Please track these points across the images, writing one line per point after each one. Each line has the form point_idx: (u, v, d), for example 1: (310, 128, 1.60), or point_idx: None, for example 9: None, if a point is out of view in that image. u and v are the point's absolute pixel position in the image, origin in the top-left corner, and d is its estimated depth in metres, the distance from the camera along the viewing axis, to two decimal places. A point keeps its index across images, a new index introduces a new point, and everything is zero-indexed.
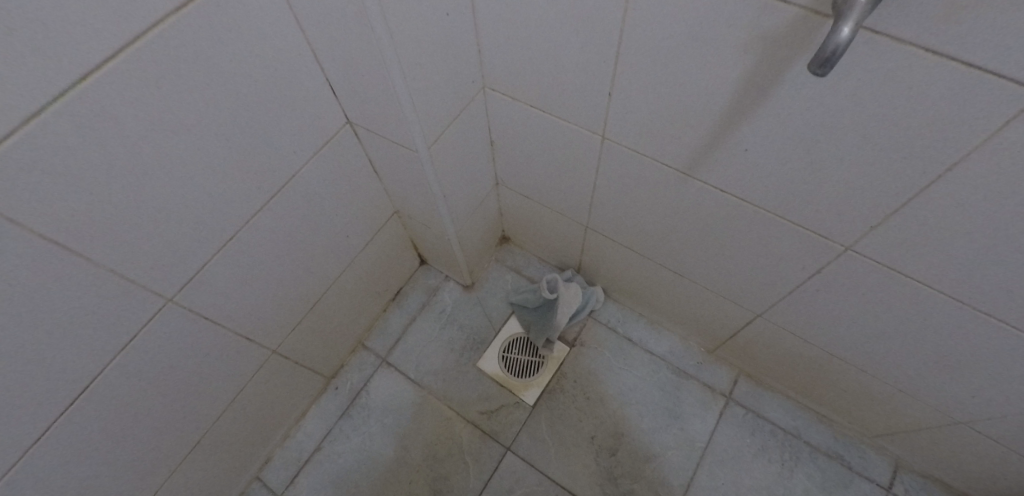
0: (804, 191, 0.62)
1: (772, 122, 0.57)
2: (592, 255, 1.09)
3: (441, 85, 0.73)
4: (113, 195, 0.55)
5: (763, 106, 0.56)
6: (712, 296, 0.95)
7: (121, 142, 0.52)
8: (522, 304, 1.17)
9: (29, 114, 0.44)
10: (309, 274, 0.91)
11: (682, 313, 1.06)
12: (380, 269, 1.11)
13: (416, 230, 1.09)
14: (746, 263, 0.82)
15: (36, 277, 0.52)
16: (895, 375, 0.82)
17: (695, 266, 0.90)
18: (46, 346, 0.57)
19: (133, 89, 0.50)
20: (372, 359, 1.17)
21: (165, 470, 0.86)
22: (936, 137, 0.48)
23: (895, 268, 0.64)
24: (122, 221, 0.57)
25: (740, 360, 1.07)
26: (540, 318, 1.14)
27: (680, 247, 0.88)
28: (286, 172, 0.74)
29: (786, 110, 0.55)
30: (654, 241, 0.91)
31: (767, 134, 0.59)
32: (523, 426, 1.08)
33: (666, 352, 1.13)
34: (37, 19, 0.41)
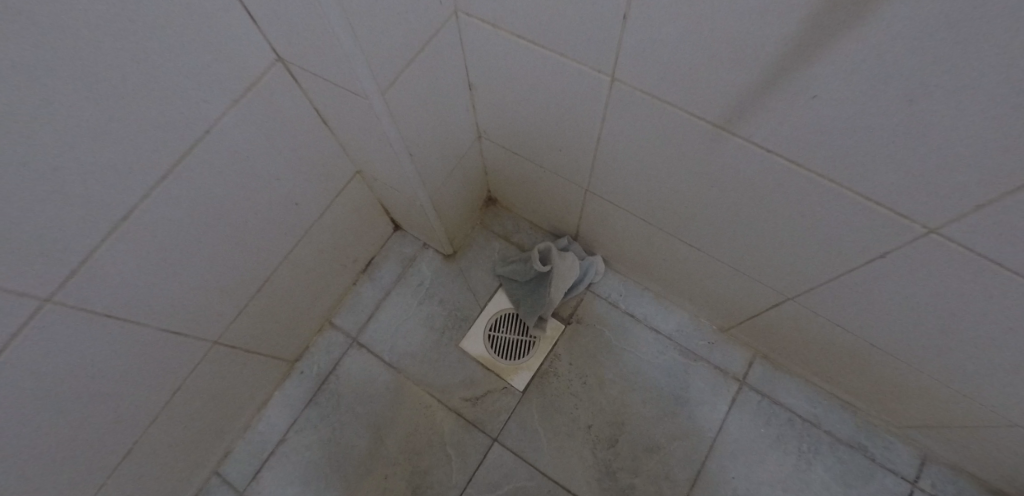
0: (886, 156, 0.46)
1: (865, 58, 0.39)
2: (592, 221, 0.93)
3: (398, 9, 0.54)
4: None
5: (852, 34, 0.38)
6: (735, 274, 0.80)
7: None
8: (512, 277, 1.01)
9: None
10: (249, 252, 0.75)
11: (695, 288, 0.92)
12: (343, 238, 0.95)
13: (385, 192, 0.92)
14: (784, 240, 0.66)
15: None
16: (950, 372, 0.69)
17: (717, 240, 0.75)
18: None
19: None
20: (341, 340, 1.03)
21: (91, 486, 0.73)
22: None
23: (994, 261, 0.49)
24: None
25: (759, 341, 0.95)
26: (533, 293, 0.99)
27: (700, 217, 0.72)
28: (194, 127, 0.56)
29: (892, 40, 0.37)
30: (669, 210, 0.75)
31: (851, 76, 0.41)
32: (511, 415, 0.96)
33: (674, 331, 1.00)
34: None
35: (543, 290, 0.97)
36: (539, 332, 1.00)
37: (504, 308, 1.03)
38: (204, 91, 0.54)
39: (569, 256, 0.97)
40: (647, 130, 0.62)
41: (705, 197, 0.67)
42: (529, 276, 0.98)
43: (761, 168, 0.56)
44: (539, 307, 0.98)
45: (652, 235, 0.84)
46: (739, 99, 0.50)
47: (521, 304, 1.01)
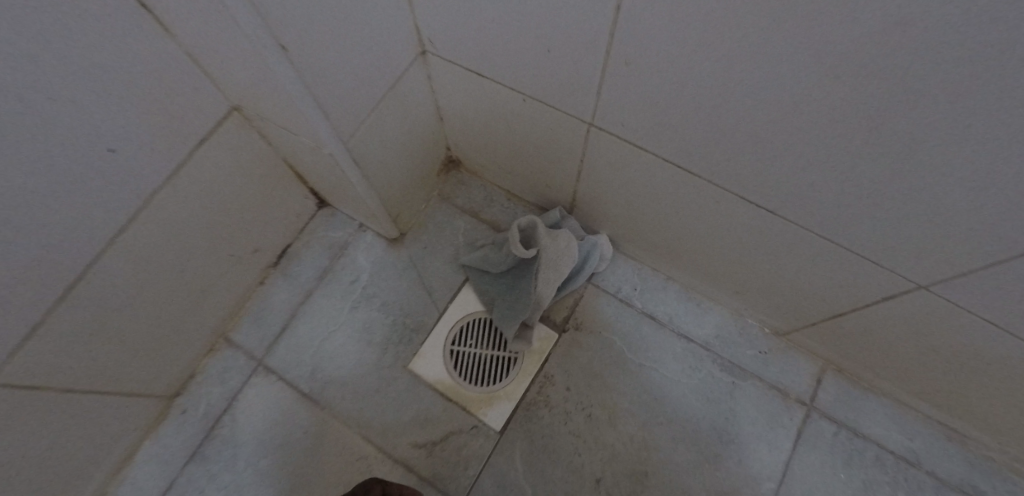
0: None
1: None
2: (598, 182, 0.62)
3: None
4: None
5: None
6: (827, 252, 0.50)
7: None
8: (483, 267, 0.71)
9: None
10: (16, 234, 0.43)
11: (751, 276, 0.62)
12: (224, 216, 0.63)
13: (283, 143, 0.60)
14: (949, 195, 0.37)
15: None
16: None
17: (811, 197, 0.45)
18: None
19: None
20: (242, 363, 0.73)
21: None
22: None
23: None
24: None
25: (835, 349, 0.66)
26: (512, 289, 0.69)
27: (788, 157, 0.42)
28: None
29: None
30: (732, 146, 0.45)
31: None
32: (486, 467, 0.66)
33: (712, 337, 0.71)
34: None
35: (527, 283, 0.68)
36: (523, 345, 0.70)
37: (473, 313, 0.73)
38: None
39: (562, 234, 0.68)
40: None
41: (811, 114, 0.37)
42: (508, 265, 0.69)
43: (997, 29, 0.25)
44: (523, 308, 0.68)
45: (693, 198, 0.54)
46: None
47: (496, 305, 0.71)
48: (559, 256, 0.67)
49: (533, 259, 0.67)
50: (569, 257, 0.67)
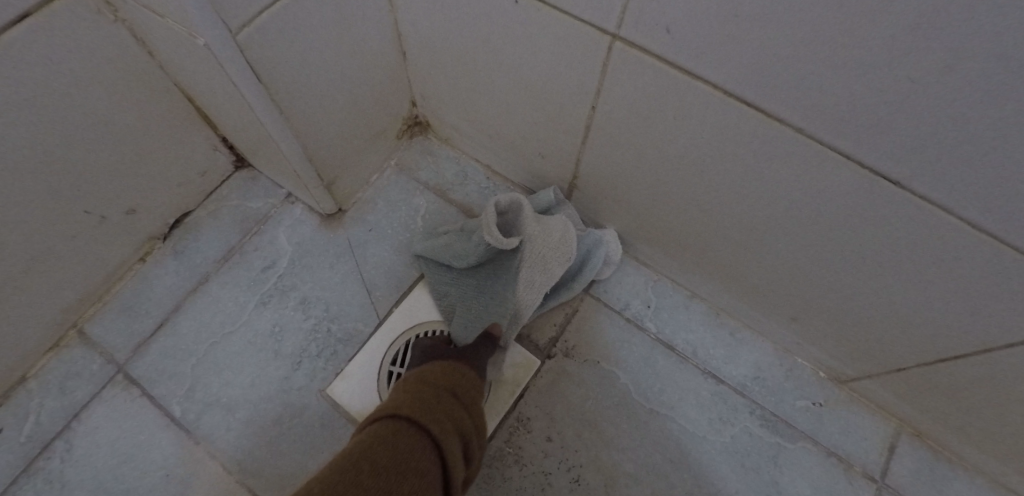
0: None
1: None
2: (614, 144, 0.43)
3: None
4: None
5: None
6: (971, 259, 0.32)
7: None
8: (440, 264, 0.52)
9: None
10: None
11: (819, 296, 0.44)
12: (64, 152, 0.43)
13: (159, 47, 0.41)
14: None
15: None
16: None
17: (986, 164, 0.26)
18: None
19: None
20: (95, 369, 0.52)
21: None
22: None
23: None
24: None
25: (920, 408, 0.47)
26: (481, 297, 0.50)
27: (983, 79, 0.23)
28: None
29: None
30: (866, 59, 0.25)
31: None
32: None
33: (748, 379, 0.52)
34: None
35: (503, 287, 0.49)
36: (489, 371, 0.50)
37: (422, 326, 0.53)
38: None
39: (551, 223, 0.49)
40: None
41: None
42: (475, 262, 0.50)
43: None
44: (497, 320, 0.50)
45: (755, 164, 0.36)
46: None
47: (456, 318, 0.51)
48: (547, 252, 0.49)
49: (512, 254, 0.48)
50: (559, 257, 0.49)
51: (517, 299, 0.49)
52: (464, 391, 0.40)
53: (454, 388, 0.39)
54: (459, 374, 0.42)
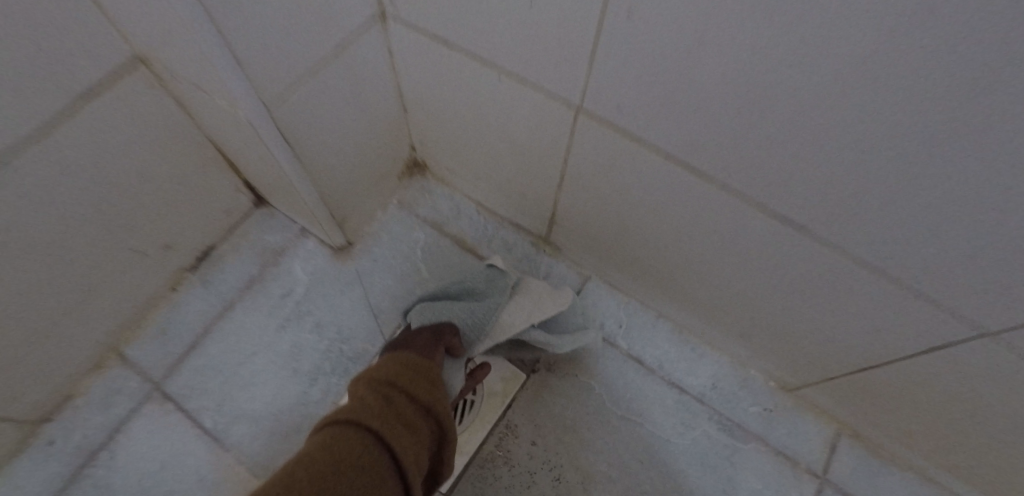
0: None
1: None
2: (585, 190, 0.51)
3: None
4: None
5: None
6: (865, 286, 0.40)
7: None
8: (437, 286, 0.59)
9: None
10: None
11: (760, 315, 0.51)
12: (117, 200, 0.50)
13: (200, 112, 0.49)
14: None
15: None
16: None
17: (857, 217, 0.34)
18: None
19: None
20: (134, 387, 0.58)
21: None
22: None
23: None
24: None
25: (854, 411, 0.55)
26: (465, 312, 0.55)
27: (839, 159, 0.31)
28: None
29: None
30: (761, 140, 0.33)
31: None
32: None
33: (708, 388, 0.59)
34: None
35: (491, 302, 0.56)
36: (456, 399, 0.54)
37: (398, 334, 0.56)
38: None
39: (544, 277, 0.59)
40: None
41: (920, 90, 0.24)
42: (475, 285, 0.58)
43: None
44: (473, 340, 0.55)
45: (696, 210, 0.44)
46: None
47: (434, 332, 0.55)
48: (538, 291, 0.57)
49: (509, 281, 0.57)
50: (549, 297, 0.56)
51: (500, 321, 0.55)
52: (418, 380, 0.45)
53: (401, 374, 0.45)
54: (410, 365, 0.47)
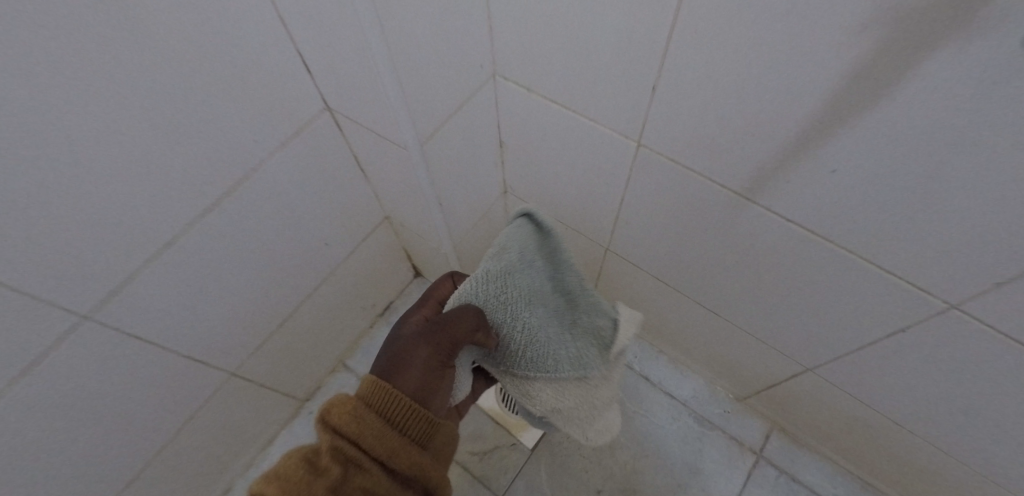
0: (930, 234, 0.45)
1: (865, 141, 0.41)
2: (611, 282, 0.92)
3: (438, 63, 0.56)
4: (18, 182, 0.41)
5: (853, 122, 0.41)
6: (751, 341, 0.79)
7: (19, 105, 0.38)
8: (567, 276, 0.62)
9: None
10: (282, 288, 0.77)
11: (712, 354, 0.90)
12: (364, 282, 0.96)
13: (408, 239, 0.94)
14: (804, 322, 0.67)
15: None
16: (992, 459, 0.64)
17: (736, 308, 0.74)
18: None
19: (35, 35, 0.37)
20: (354, 382, 1.03)
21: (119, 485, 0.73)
22: None
23: (1014, 335, 0.48)
24: (23, 212, 0.42)
25: (775, 414, 0.92)
26: (552, 327, 0.58)
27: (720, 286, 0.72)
28: (244, 163, 0.58)
29: (898, 126, 0.39)
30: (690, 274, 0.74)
31: (857, 147, 0.42)
32: (519, 472, 0.94)
33: (689, 397, 0.99)
34: None
35: (564, 353, 0.58)
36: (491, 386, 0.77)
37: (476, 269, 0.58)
38: (244, 125, 0.55)
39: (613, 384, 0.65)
40: (670, 206, 0.64)
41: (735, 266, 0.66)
42: (578, 326, 0.61)
43: (790, 251, 0.58)
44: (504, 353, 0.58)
45: (669, 298, 0.84)
46: (773, 155, 0.48)
47: (493, 318, 0.56)
48: (597, 398, 0.62)
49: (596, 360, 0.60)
50: (586, 416, 0.63)
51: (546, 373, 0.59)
52: (381, 440, 0.47)
53: (393, 395, 0.49)
54: (367, 433, 0.47)
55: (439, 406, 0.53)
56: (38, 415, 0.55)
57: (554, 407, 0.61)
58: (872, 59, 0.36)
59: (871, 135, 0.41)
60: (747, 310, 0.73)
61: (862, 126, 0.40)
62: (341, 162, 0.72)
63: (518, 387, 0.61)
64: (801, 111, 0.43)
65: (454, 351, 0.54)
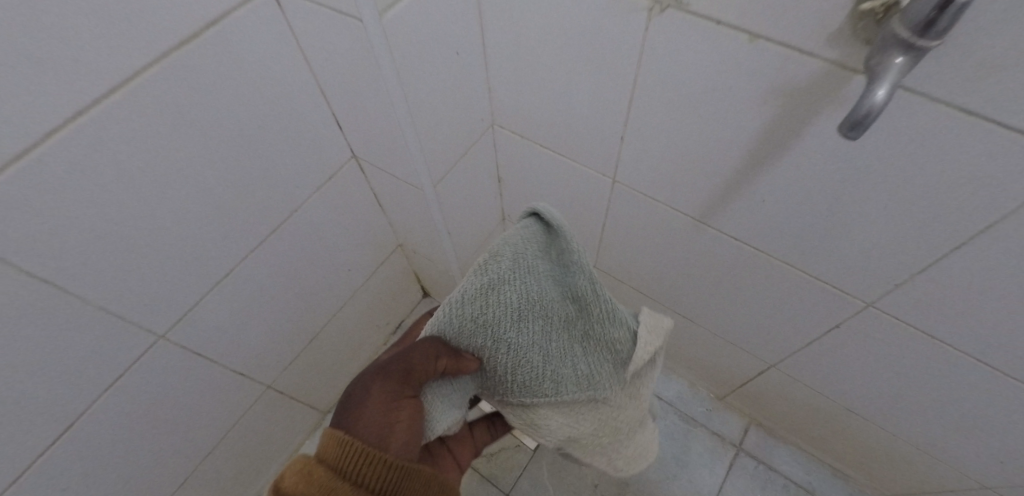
0: (839, 247, 0.57)
1: (779, 178, 0.54)
2: None
3: (447, 119, 0.69)
4: (126, 222, 0.54)
5: (769, 165, 0.54)
6: (721, 342, 0.91)
7: (134, 162, 0.52)
8: (576, 279, 0.50)
9: (54, 125, 0.45)
10: (313, 309, 0.88)
11: (691, 357, 1.02)
12: (380, 303, 1.07)
13: (420, 264, 1.06)
14: (761, 323, 0.79)
15: (55, 304, 0.53)
16: (927, 438, 0.75)
17: (706, 315, 0.86)
18: (46, 377, 0.55)
19: (150, 112, 0.51)
20: None
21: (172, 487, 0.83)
22: (985, 193, 0.43)
23: (915, 324, 0.60)
24: (129, 245, 0.56)
25: (751, 409, 1.02)
26: (553, 344, 0.50)
27: (690, 295, 0.84)
28: (287, 203, 0.72)
29: (799, 168, 0.52)
30: (665, 286, 0.87)
31: (776, 183, 0.55)
32: (523, 470, 1.04)
33: (675, 397, 1.10)
34: (86, 57, 0.44)
35: (569, 373, 0.52)
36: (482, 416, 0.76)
37: (454, 288, 0.49)
38: (288, 173, 0.69)
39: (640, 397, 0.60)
40: (643, 229, 0.77)
41: (699, 277, 0.78)
42: (592, 340, 0.52)
43: (739, 264, 0.70)
44: (495, 384, 0.53)
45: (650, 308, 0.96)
46: (717, 189, 0.61)
47: (472, 343, 0.50)
48: (618, 416, 0.58)
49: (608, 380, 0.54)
50: (604, 442, 0.59)
51: (547, 397, 0.52)
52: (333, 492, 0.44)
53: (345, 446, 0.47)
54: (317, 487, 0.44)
55: (404, 450, 0.49)
56: (119, 419, 0.67)
57: (567, 436, 0.56)
58: (771, 121, 0.49)
59: (781, 176, 0.54)
60: (714, 315, 0.85)
61: (774, 169, 0.54)
62: (363, 198, 0.85)
63: (524, 420, 0.56)
64: (729, 157, 0.56)
65: (414, 382, 0.50)
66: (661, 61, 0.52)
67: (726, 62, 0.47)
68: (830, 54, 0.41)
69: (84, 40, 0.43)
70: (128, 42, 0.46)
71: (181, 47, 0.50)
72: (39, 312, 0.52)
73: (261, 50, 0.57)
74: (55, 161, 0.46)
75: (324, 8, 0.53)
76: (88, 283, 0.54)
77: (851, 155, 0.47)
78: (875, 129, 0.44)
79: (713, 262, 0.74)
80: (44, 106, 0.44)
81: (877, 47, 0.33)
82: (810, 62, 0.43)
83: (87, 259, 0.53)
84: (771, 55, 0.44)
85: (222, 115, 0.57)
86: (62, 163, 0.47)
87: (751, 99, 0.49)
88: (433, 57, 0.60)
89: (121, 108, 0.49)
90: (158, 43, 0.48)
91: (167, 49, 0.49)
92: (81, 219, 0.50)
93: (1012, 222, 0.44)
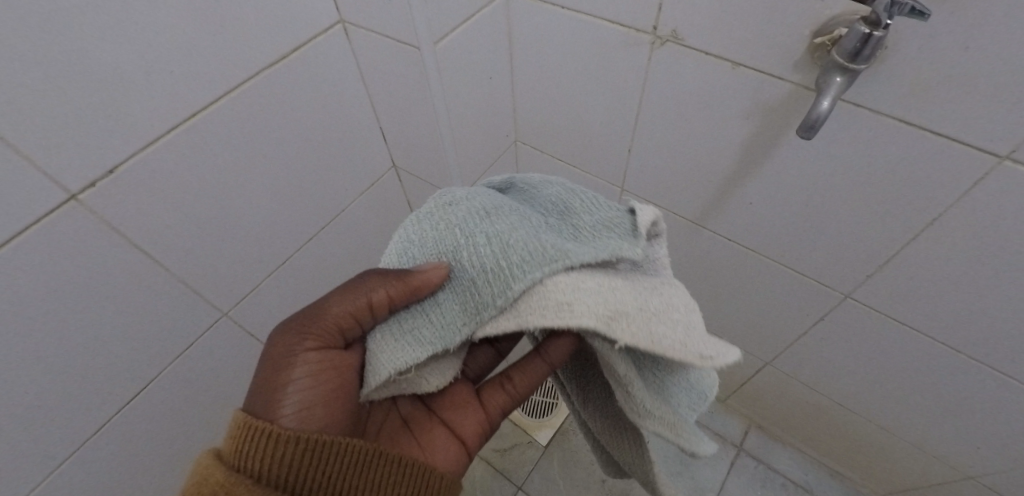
0: (818, 244, 0.66)
1: (762, 183, 0.64)
2: None
3: (477, 133, 0.81)
4: (211, 209, 0.64)
5: (754, 170, 0.63)
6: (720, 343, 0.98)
7: (224, 158, 0.63)
8: (544, 196, 0.52)
9: (172, 124, 0.56)
10: None
11: None
12: None
13: None
14: (755, 321, 0.87)
15: (149, 276, 0.62)
16: (910, 430, 0.82)
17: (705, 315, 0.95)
18: (132, 340, 0.64)
19: (242, 118, 0.62)
20: None
21: None
22: (931, 189, 0.52)
23: (888, 314, 0.68)
24: (212, 229, 0.66)
25: (750, 411, 1.09)
26: (541, 229, 0.46)
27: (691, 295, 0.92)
28: (336, 203, 0.82)
29: (780, 172, 0.61)
30: None
31: (760, 186, 0.65)
32: (535, 465, 1.11)
33: None
34: (201, 69, 0.56)
35: (573, 247, 0.45)
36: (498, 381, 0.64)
37: (408, 218, 0.51)
38: (339, 176, 0.80)
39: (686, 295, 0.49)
40: None
41: (698, 277, 0.87)
42: (585, 230, 0.48)
43: (733, 263, 0.79)
44: (490, 278, 0.44)
45: None
46: (710, 193, 0.71)
47: (445, 248, 0.47)
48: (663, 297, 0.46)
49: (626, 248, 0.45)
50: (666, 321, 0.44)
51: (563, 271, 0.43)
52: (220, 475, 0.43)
53: (238, 418, 0.46)
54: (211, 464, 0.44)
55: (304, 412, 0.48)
56: (183, 389, 0.74)
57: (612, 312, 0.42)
58: (753, 131, 0.59)
59: (764, 182, 0.64)
60: (712, 315, 0.94)
61: (758, 174, 0.63)
62: (397, 204, 0.96)
63: (548, 310, 0.42)
64: (720, 164, 0.66)
65: (326, 334, 0.50)
66: (661, 83, 0.62)
67: (715, 82, 0.58)
68: (795, 76, 0.52)
69: (201, 57, 0.55)
70: (232, 58, 0.58)
71: (270, 65, 0.62)
72: (139, 281, 0.61)
73: (326, 72, 0.69)
74: (167, 152, 0.57)
75: (384, 37, 0.65)
76: (178, 260, 0.64)
77: (819, 161, 0.57)
78: (834, 135, 0.54)
79: (710, 262, 0.82)
80: (167, 107, 0.55)
81: (823, 70, 0.45)
82: (780, 83, 0.53)
83: (181, 239, 0.63)
84: (750, 77, 0.55)
85: (294, 125, 0.68)
86: (173, 154, 0.58)
87: (736, 115, 0.59)
88: (469, 80, 0.72)
89: (222, 113, 0.60)
90: (255, 62, 0.60)
91: (260, 68, 0.61)
92: (180, 203, 0.61)
93: (953, 216, 0.52)
